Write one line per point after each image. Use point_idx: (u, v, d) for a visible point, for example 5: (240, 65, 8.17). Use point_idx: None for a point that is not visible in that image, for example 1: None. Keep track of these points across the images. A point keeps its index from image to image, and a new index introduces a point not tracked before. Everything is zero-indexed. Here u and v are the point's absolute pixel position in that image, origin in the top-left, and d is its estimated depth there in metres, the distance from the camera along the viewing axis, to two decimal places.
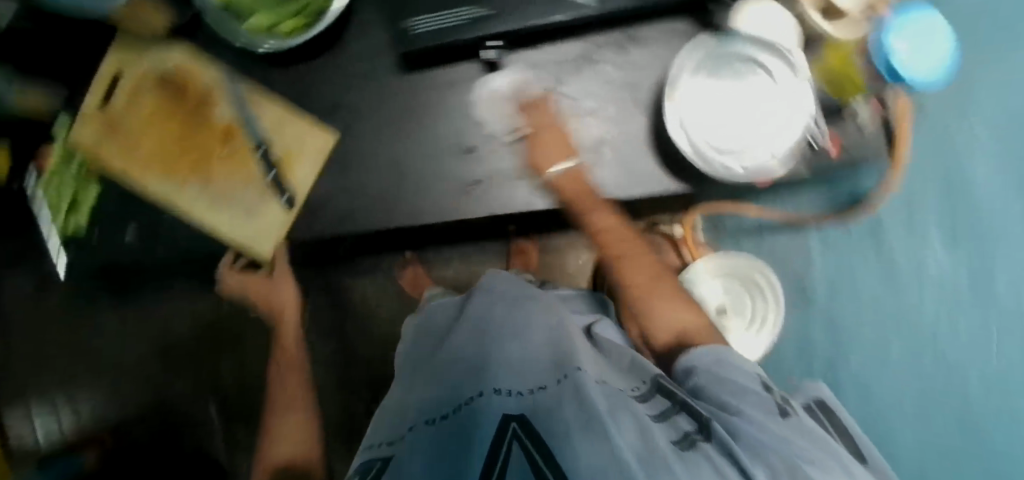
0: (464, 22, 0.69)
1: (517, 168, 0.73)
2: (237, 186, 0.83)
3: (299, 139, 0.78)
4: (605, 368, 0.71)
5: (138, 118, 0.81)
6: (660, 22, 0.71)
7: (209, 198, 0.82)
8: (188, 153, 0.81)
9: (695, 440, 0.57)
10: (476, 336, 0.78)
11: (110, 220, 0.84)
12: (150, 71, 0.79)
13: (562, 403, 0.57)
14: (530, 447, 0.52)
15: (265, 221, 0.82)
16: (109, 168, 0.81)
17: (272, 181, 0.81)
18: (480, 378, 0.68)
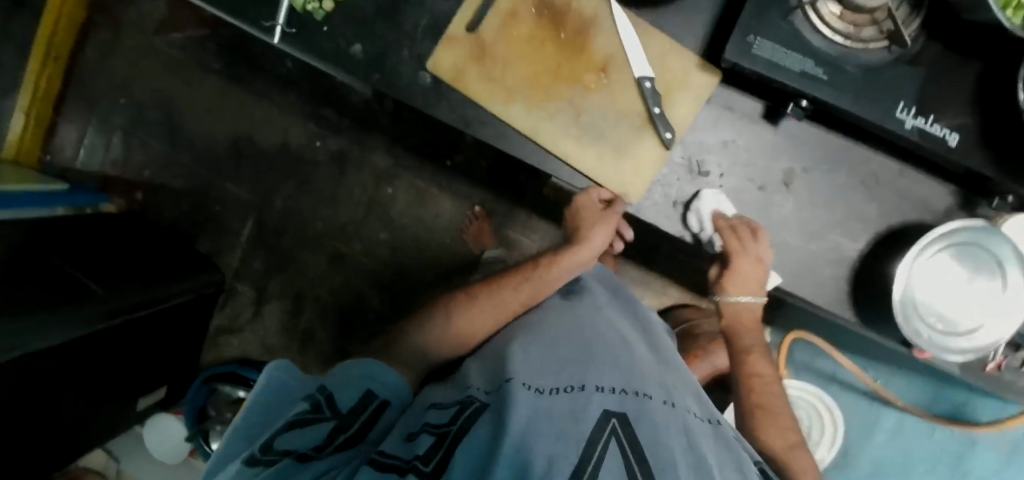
0: (792, 62, 0.51)
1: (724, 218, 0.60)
2: (601, 115, 0.58)
3: (684, 70, 0.58)
4: (686, 388, 0.50)
5: (505, 42, 0.58)
6: (928, 179, 0.59)
7: (574, 124, 0.58)
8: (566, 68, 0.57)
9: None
10: (585, 332, 0.52)
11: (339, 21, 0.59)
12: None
13: (666, 429, 0.37)
14: (632, 463, 0.33)
15: (650, 170, 0.58)
16: (502, 88, 0.58)
17: (658, 115, 0.56)
18: (578, 368, 0.44)
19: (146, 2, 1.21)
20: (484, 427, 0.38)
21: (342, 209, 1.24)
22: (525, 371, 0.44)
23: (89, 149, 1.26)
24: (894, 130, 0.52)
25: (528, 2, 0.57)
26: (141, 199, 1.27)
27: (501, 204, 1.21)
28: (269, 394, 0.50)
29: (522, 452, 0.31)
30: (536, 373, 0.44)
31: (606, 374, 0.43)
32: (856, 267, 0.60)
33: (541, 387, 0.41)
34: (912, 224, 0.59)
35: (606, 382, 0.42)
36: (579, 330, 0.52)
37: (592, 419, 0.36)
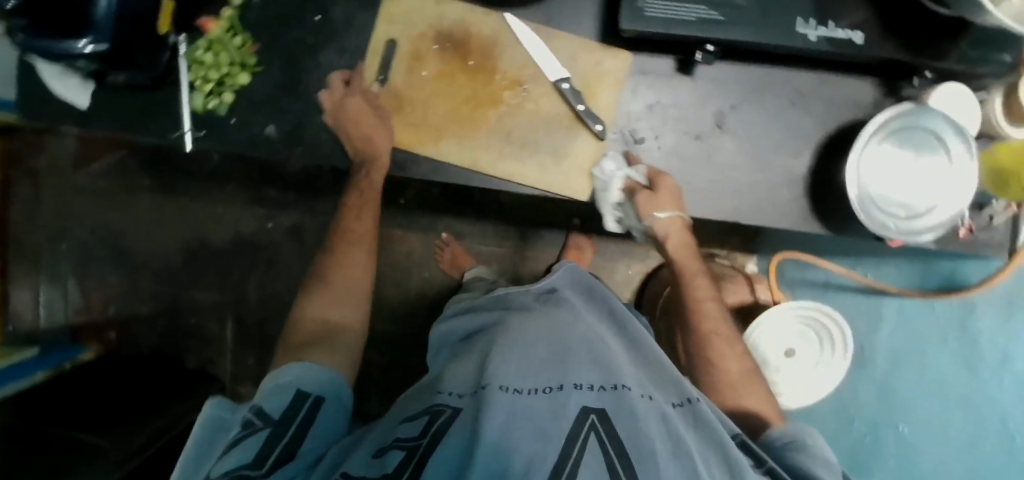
0: (686, 12, 0.52)
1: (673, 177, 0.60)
2: (536, 127, 0.58)
3: (599, 60, 0.58)
4: (659, 369, 0.50)
5: (423, 87, 0.58)
6: (848, 79, 0.61)
7: (507, 143, 0.58)
8: (487, 93, 0.58)
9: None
10: (560, 316, 0.51)
11: (244, 111, 0.58)
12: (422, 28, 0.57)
13: (649, 422, 0.37)
14: (614, 463, 0.33)
15: (590, 164, 0.59)
16: (429, 130, 0.57)
17: (584, 110, 0.57)
18: (557, 360, 0.43)
19: (55, 144, 1.18)
20: (459, 430, 0.37)
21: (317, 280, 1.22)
22: (503, 367, 0.43)
23: (47, 306, 1.22)
24: (802, 47, 0.54)
25: (428, 40, 0.57)
26: (115, 337, 1.23)
27: (468, 225, 1.21)
28: (211, 430, 0.48)
29: (500, 465, 0.32)
30: (515, 367, 0.42)
31: (587, 367, 0.43)
32: (808, 180, 0.61)
33: (519, 385, 0.40)
34: (848, 124, 0.61)
35: (586, 377, 0.41)
36: (555, 316, 0.51)
37: (571, 419, 0.36)
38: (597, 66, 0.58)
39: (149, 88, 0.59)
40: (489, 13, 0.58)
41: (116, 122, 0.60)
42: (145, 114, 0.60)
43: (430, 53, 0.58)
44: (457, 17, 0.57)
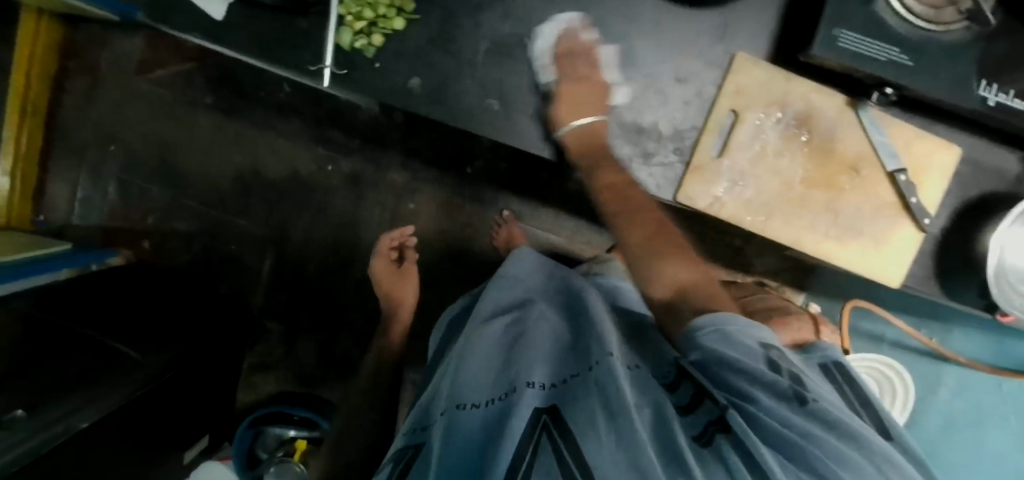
0: (878, 49, 0.50)
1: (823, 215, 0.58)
2: (860, 212, 0.58)
3: (927, 150, 0.56)
4: (624, 339, 0.49)
5: (749, 159, 0.56)
6: (1002, 147, 0.58)
7: (831, 227, 0.58)
8: (816, 176, 0.57)
9: (715, 432, 0.32)
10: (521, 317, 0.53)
11: (389, 58, 0.56)
12: (739, 83, 0.54)
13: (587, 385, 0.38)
14: (560, 448, 0.33)
15: (899, 252, 0.58)
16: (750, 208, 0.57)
17: (916, 204, 0.56)
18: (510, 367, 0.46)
19: (121, 40, 1.13)
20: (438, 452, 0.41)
21: (366, 231, 1.19)
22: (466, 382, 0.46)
23: (84, 205, 1.18)
24: (975, 108, 0.53)
25: (758, 105, 0.55)
26: (149, 249, 1.20)
27: (529, 207, 1.18)
28: None
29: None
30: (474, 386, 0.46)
31: (544, 368, 0.44)
32: (939, 239, 0.60)
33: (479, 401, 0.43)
34: (989, 193, 0.59)
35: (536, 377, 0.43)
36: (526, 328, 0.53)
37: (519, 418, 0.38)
38: (926, 152, 0.56)
39: (294, 13, 0.56)
40: (700, 26, 0.54)
41: (247, 40, 0.57)
42: (282, 41, 0.57)
43: (590, 34, 0.55)
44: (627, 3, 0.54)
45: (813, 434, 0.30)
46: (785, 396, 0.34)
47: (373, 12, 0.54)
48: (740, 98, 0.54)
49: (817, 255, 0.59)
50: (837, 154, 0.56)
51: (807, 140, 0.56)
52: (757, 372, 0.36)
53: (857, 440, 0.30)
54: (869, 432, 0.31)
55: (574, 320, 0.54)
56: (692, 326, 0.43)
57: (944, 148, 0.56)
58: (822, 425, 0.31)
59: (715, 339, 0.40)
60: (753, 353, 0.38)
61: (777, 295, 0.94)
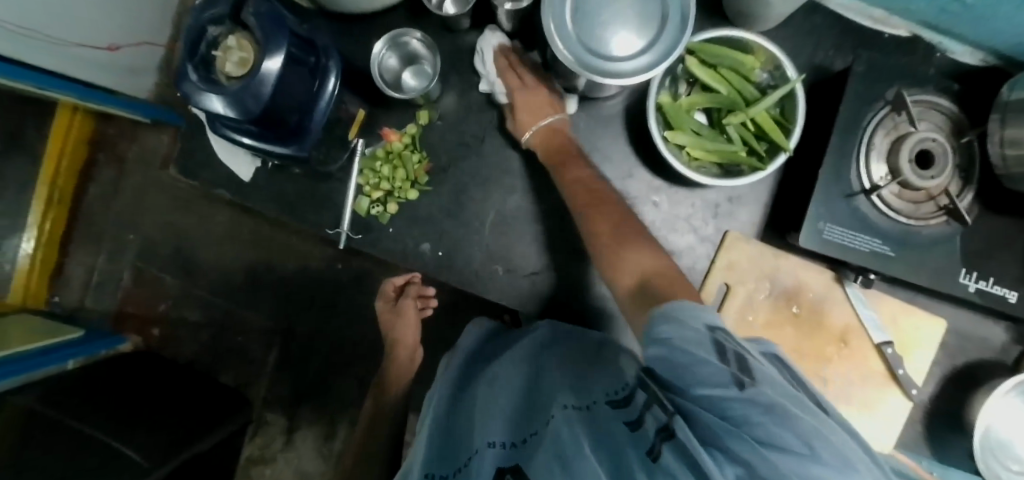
0: (860, 243, 0.54)
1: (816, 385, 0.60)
2: (851, 381, 0.60)
3: (913, 324, 0.59)
4: (590, 372, 0.42)
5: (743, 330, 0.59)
6: (984, 320, 0.61)
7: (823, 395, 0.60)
8: (806, 347, 0.59)
9: (659, 446, 0.25)
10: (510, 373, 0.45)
11: (404, 223, 0.59)
12: (730, 260, 0.58)
13: (548, 451, 0.30)
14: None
15: (892, 419, 0.60)
16: None
17: (904, 375, 0.58)
18: (477, 428, 0.40)
19: (150, 137, 1.19)
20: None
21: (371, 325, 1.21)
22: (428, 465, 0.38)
23: (97, 290, 1.22)
24: (958, 294, 0.55)
25: (748, 280, 0.58)
26: (157, 335, 1.22)
27: None
28: None
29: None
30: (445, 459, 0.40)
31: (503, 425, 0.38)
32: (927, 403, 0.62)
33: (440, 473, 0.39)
34: (974, 362, 0.62)
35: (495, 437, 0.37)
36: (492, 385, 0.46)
37: None
38: (910, 327, 0.59)
39: (313, 180, 0.60)
40: (695, 205, 0.58)
41: (270, 199, 0.61)
42: (303, 202, 0.61)
43: None
44: (627, 182, 0.58)
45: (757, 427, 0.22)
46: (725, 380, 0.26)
47: (389, 185, 0.58)
48: (732, 273, 0.58)
49: None
50: (826, 325, 0.59)
51: (797, 313, 0.59)
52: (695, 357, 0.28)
53: (798, 420, 0.22)
54: (825, 419, 0.23)
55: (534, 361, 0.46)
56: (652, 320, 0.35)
57: (928, 322, 0.59)
58: (759, 411, 0.23)
59: (658, 331, 0.32)
60: (696, 334, 0.30)
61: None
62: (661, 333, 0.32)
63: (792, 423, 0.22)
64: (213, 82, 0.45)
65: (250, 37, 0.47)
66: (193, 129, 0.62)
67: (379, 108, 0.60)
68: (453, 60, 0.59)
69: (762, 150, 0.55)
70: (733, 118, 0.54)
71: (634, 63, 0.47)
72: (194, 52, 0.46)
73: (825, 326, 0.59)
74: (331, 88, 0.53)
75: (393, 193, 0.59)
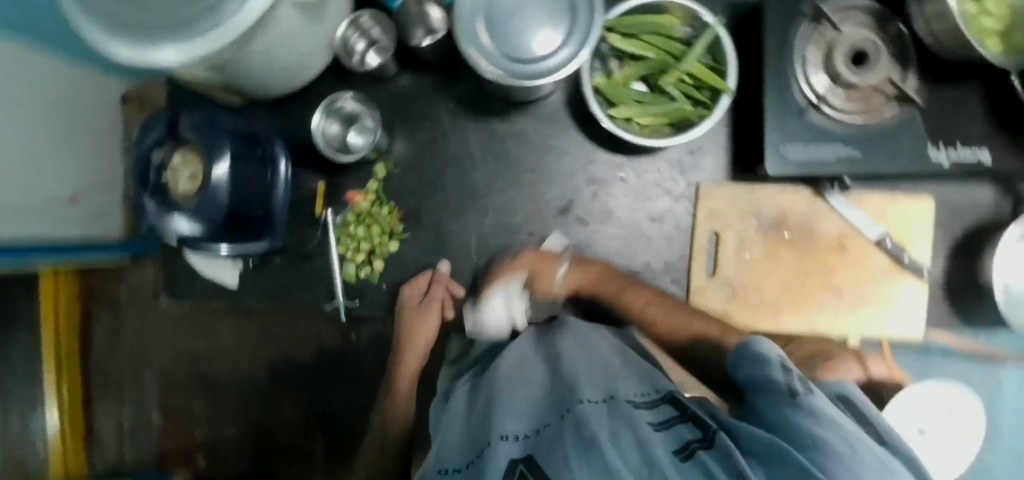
0: (825, 153, 0.55)
1: (833, 297, 0.60)
2: (863, 282, 0.60)
3: (902, 211, 0.60)
4: (609, 367, 0.40)
5: (746, 268, 0.59)
6: (968, 184, 0.62)
7: (843, 304, 0.60)
8: (810, 265, 0.60)
9: (695, 446, 0.27)
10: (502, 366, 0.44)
11: (395, 274, 0.60)
12: (710, 208, 0.59)
13: (559, 429, 0.30)
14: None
15: (915, 306, 0.60)
16: (764, 312, 0.59)
17: (911, 262, 0.59)
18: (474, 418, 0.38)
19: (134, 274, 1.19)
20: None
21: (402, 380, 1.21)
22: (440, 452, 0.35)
23: (132, 436, 1.22)
24: (935, 171, 0.55)
25: (734, 221, 0.59)
26: (204, 462, 1.21)
27: None
28: None
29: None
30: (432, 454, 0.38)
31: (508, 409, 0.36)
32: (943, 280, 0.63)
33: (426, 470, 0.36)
34: (974, 226, 0.62)
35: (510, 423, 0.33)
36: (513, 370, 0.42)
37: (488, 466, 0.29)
38: (900, 215, 0.60)
39: (294, 263, 0.61)
40: (661, 168, 0.60)
41: (262, 295, 0.62)
42: (293, 287, 0.61)
43: (566, 203, 0.60)
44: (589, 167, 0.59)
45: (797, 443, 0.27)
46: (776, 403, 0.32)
47: (369, 244, 0.60)
48: (716, 220, 0.59)
49: (839, 333, 0.61)
50: (821, 238, 0.60)
51: (790, 238, 0.60)
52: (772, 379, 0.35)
53: (829, 435, 0.28)
54: (856, 436, 0.29)
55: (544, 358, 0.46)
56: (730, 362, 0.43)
57: (915, 203, 0.60)
58: (806, 421, 0.30)
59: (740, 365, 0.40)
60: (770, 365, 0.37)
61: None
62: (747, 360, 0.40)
63: (823, 444, 0.27)
64: (170, 203, 0.47)
65: (195, 151, 0.48)
66: (172, 254, 0.64)
67: (336, 176, 0.61)
68: (391, 110, 0.61)
69: (705, 97, 0.56)
70: (667, 77, 0.55)
71: (561, 55, 0.48)
72: (145, 180, 0.47)
73: (821, 239, 0.60)
74: (282, 174, 0.53)
75: (375, 250, 0.60)
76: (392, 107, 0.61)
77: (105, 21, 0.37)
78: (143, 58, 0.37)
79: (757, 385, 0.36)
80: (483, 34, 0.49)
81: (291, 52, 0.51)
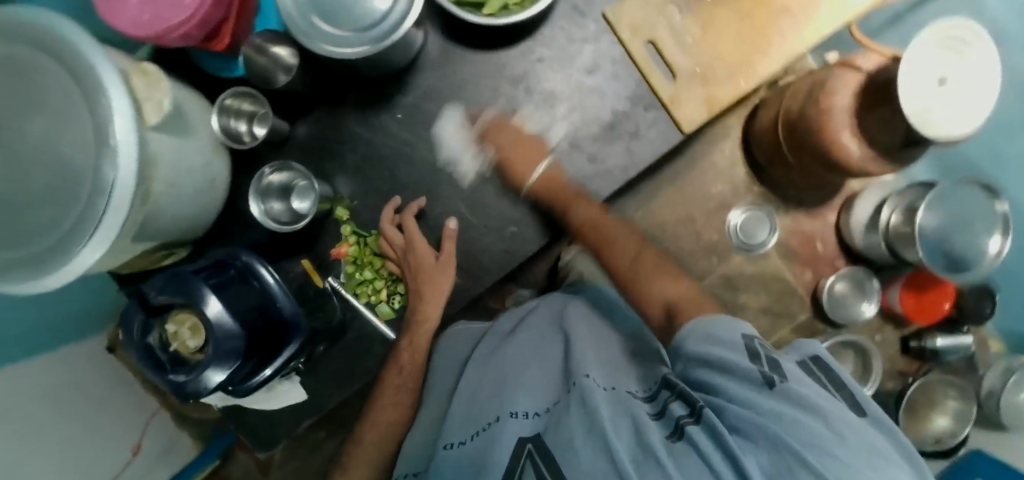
0: None
1: (788, 18, 0.57)
2: None
3: None
4: (613, 359, 0.50)
5: (696, 50, 0.58)
6: None
7: (800, 16, 0.57)
8: (748, 7, 0.57)
9: (685, 426, 0.36)
10: (518, 350, 0.55)
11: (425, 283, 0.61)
12: (629, 25, 0.57)
13: (568, 417, 0.40)
14: (544, 471, 0.37)
15: None
16: (739, 75, 0.57)
17: None
18: (495, 400, 0.48)
19: None
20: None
21: None
22: (450, 427, 0.50)
23: None
24: None
25: (657, 20, 0.57)
26: None
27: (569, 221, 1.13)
28: None
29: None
30: (460, 423, 0.50)
31: (526, 397, 0.46)
32: None
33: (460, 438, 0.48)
34: None
35: (519, 404, 0.45)
36: (484, 361, 0.56)
37: (509, 450, 0.40)
38: None
39: (340, 337, 0.60)
40: (564, 24, 0.58)
41: (337, 385, 0.61)
42: (353, 357, 0.61)
43: (512, 116, 0.59)
44: (506, 70, 0.58)
45: (778, 421, 0.33)
46: (759, 386, 0.36)
47: (382, 278, 0.61)
48: (642, 30, 0.57)
49: (814, 45, 0.58)
50: None
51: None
52: (735, 366, 0.38)
53: (815, 414, 0.33)
54: (838, 415, 0.33)
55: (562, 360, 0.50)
56: (682, 337, 0.45)
57: None
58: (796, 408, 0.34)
59: (697, 342, 0.42)
60: (733, 346, 0.40)
61: (805, 82, 0.89)
62: (702, 337, 0.42)
63: (801, 430, 0.32)
64: (193, 368, 0.44)
65: (181, 308, 0.45)
66: (238, 411, 0.63)
67: (308, 244, 0.59)
68: (311, 158, 0.59)
69: None
70: None
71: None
72: (159, 362, 0.45)
73: None
74: (272, 277, 0.51)
75: (390, 279, 0.62)
76: (311, 155, 0.59)
77: (34, 264, 0.42)
78: (75, 267, 0.42)
79: (721, 361, 0.39)
80: (320, 23, 0.48)
81: (191, 176, 0.50)
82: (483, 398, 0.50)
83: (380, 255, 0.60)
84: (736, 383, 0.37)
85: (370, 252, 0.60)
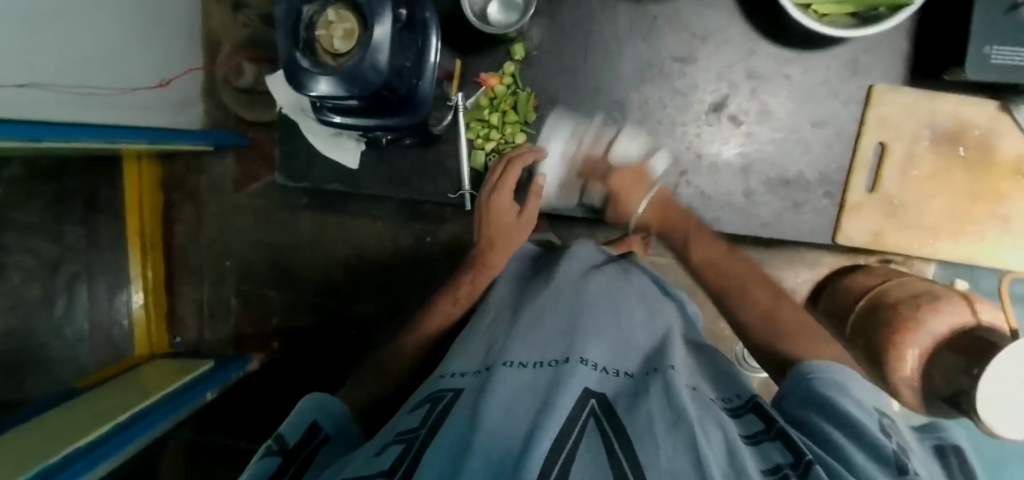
0: None
1: (995, 227, 0.55)
2: None
3: None
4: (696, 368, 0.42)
5: (905, 185, 0.54)
6: None
7: (1006, 233, 0.55)
8: (978, 189, 0.54)
9: (790, 471, 0.25)
10: (603, 293, 0.46)
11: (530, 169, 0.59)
12: (881, 116, 0.53)
13: (649, 394, 0.31)
14: (611, 439, 0.27)
15: None
16: (914, 235, 0.55)
17: None
18: (563, 339, 0.38)
19: None
20: (462, 412, 0.31)
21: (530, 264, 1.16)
22: (512, 348, 0.38)
23: (213, 319, 1.06)
24: None
25: (903, 133, 0.53)
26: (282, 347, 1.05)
27: None
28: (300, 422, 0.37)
29: (500, 447, 0.26)
30: (518, 346, 0.38)
31: (597, 348, 0.37)
32: None
33: (521, 360, 0.36)
34: None
35: (592, 353, 0.37)
36: (564, 291, 0.46)
37: (567, 393, 0.31)
38: None
39: (428, 144, 0.59)
40: (830, 68, 0.53)
41: (387, 179, 0.61)
42: (418, 171, 0.60)
43: (717, 100, 0.55)
44: (750, 59, 0.54)
45: None
46: (889, 467, 0.26)
47: (501, 131, 0.57)
48: (886, 130, 0.53)
49: (991, 266, 0.56)
50: (999, 162, 0.53)
51: (964, 155, 0.53)
52: (865, 431, 0.28)
53: None
54: None
55: (644, 329, 0.43)
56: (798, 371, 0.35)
57: None
58: None
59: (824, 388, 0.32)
60: (865, 409, 0.30)
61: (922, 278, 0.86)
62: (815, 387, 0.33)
63: None
64: (321, 64, 0.43)
65: (348, 8, 0.43)
66: (289, 128, 0.61)
67: (469, 51, 0.56)
68: None
69: None
70: None
71: None
72: (296, 34, 0.44)
73: (996, 160, 0.53)
74: (433, 51, 0.47)
75: (508, 136, 0.58)
76: None
77: None
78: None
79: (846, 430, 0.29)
80: None
81: None
82: (549, 331, 0.40)
83: (517, 111, 0.56)
84: (853, 452, 0.27)
85: (511, 102, 0.56)
